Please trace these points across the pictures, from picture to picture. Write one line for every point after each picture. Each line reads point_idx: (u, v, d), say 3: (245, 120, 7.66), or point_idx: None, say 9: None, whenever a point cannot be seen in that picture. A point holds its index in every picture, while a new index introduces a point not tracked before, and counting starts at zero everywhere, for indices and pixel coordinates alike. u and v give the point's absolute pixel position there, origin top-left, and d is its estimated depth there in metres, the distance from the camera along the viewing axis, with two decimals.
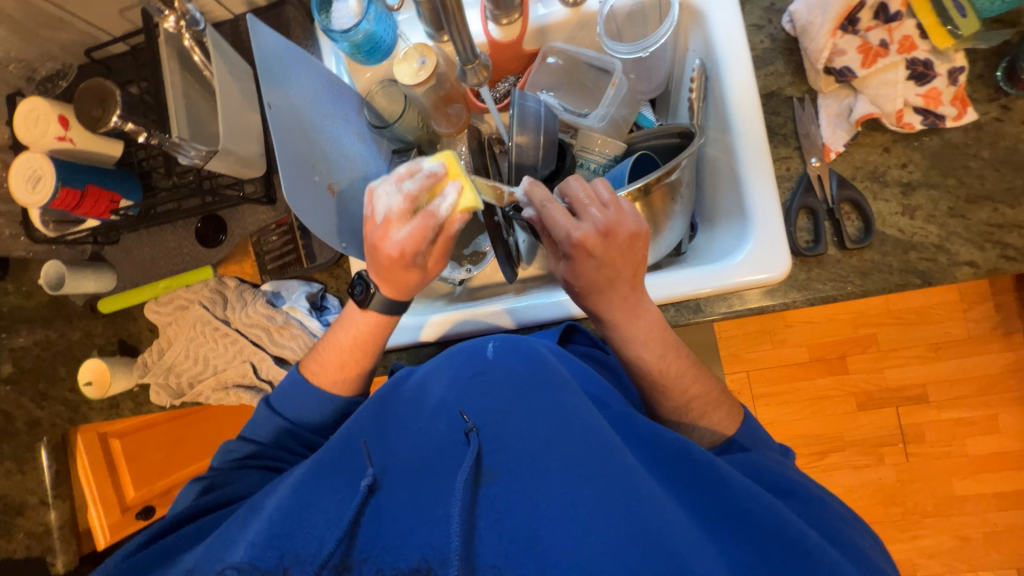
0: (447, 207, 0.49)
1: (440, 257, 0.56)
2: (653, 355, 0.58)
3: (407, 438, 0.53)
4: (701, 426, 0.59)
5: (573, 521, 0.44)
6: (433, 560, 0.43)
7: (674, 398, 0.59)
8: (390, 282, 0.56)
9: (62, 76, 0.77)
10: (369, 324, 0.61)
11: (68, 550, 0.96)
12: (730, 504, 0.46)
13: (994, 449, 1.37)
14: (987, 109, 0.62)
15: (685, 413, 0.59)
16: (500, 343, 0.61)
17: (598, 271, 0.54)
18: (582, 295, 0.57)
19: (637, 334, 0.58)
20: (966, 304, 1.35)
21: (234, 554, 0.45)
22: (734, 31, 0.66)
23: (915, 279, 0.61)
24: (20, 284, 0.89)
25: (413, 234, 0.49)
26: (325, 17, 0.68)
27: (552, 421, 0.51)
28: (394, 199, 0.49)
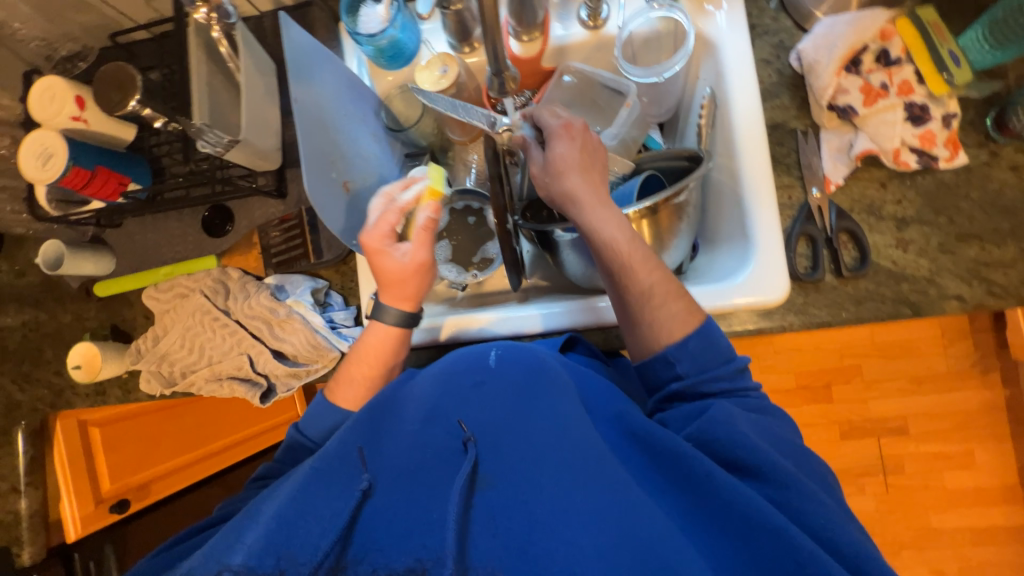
0: (409, 195, 0.63)
1: (422, 250, 0.63)
2: (624, 238, 0.57)
3: (400, 442, 0.52)
4: (664, 318, 0.56)
5: (566, 525, 0.44)
6: (428, 561, 0.44)
7: (639, 282, 0.57)
8: (387, 283, 0.65)
9: (82, 57, 0.77)
10: (379, 337, 0.66)
11: (36, 542, 0.89)
12: (718, 500, 0.45)
13: (971, 485, 1.40)
14: (977, 154, 0.65)
15: (650, 301, 0.57)
16: (503, 352, 0.60)
17: (573, 148, 0.61)
18: (556, 179, 0.60)
19: (607, 216, 0.59)
20: (948, 340, 1.39)
21: (233, 557, 0.45)
22: (745, 64, 0.69)
23: (906, 310, 0.64)
24: (13, 263, 0.87)
25: (382, 218, 0.63)
26: (353, 20, 0.70)
27: (548, 427, 0.51)
28: (375, 200, 0.65)
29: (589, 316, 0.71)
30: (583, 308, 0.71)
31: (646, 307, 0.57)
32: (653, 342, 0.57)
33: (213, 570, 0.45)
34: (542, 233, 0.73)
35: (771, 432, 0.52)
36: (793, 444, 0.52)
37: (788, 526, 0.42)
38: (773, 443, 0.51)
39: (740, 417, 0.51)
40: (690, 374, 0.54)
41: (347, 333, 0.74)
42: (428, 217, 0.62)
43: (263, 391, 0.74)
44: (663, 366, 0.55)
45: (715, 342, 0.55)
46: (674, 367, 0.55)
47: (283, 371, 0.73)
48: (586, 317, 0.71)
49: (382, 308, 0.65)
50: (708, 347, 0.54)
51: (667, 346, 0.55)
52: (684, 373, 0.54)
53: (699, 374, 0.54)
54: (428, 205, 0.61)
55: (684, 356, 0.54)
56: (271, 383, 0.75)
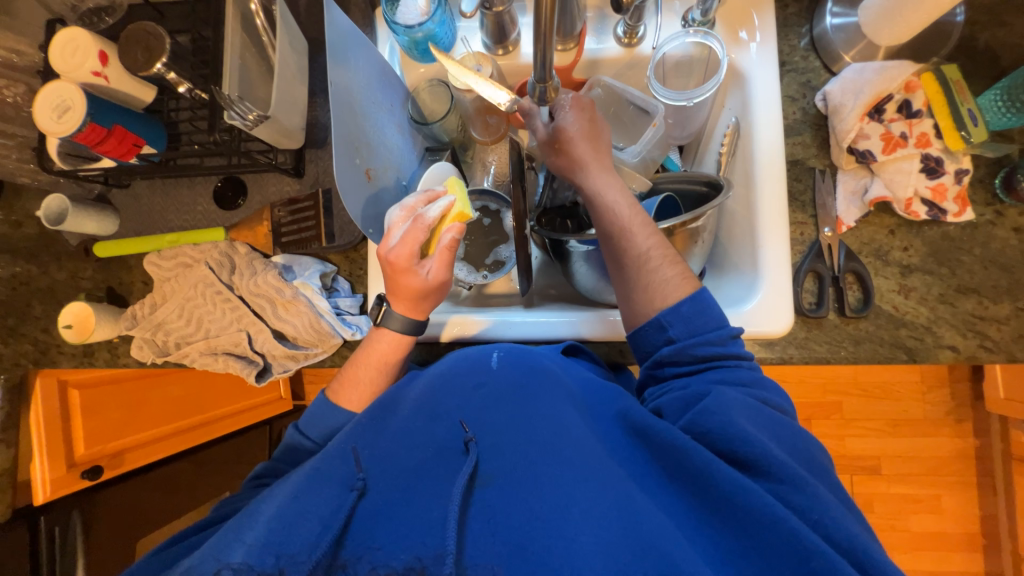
0: (435, 212, 0.60)
1: (443, 269, 0.61)
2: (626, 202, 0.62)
3: (399, 438, 0.53)
4: (658, 281, 0.59)
5: (566, 523, 0.44)
6: (426, 558, 0.44)
7: (637, 245, 0.60)
8: (400, 296, 0.63)
9: (109, 12, 0.75)
10: (388, 344, 0.66)
11: (3, 501, 0.87)
12: (718, 492, 0.45)
13: (935, 529, 1.44)
14: (983, 212, 0.68)
15: (646, 263, 0.59)
16: (504, 353, 0.61)
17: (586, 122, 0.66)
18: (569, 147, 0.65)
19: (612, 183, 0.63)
20: (927, 386, 1.43)
21: (233, 555, 0.44)
22: (772, 99, 0.71)
23: (903, 354, 0.66)
24: (9, 212, 0.84)
25: (407, 236, 0.59)
26: (391, 8, 0.70)
27: (547, 427, 0.52)
28: (396, 214, 0.63)
29: (604, 329, 0.71)
30: (597, 320, 0.71)
31: (643, 270, 0.60)
32: (646, 308, 0.59)
33: (211, 569, 0.44)
34: (556, 242, 0.72)
35: (775, 422, 0.51)
36: (798, 436, 0.52)
37: (787, 517, 0.42)
38: (776, 433, 0.50)
39: (742, 403, 0.50)
40: (681, 338, 0.57)
41: (351, 321, 0.73)
42: (452, 237, 0.60)
43: (259, 371, 0.73)
44: (655, 331, 0.58)
45: (709, 309, 0.57)
46: (666, 332, 0.57)
47: (282, 352, 0.72)
48: (600, 329, 0.71)
49: (389, 314, 0.65)
50: (700, 312, 0.57)
51: (660, 310, 0.58)
52: (675, 337, 0.57)
53: (691, 338, 0.56)
54: (452, 227, 0.60)
55: (677, 321, 0.57)
56: (268, 363, 0.74)
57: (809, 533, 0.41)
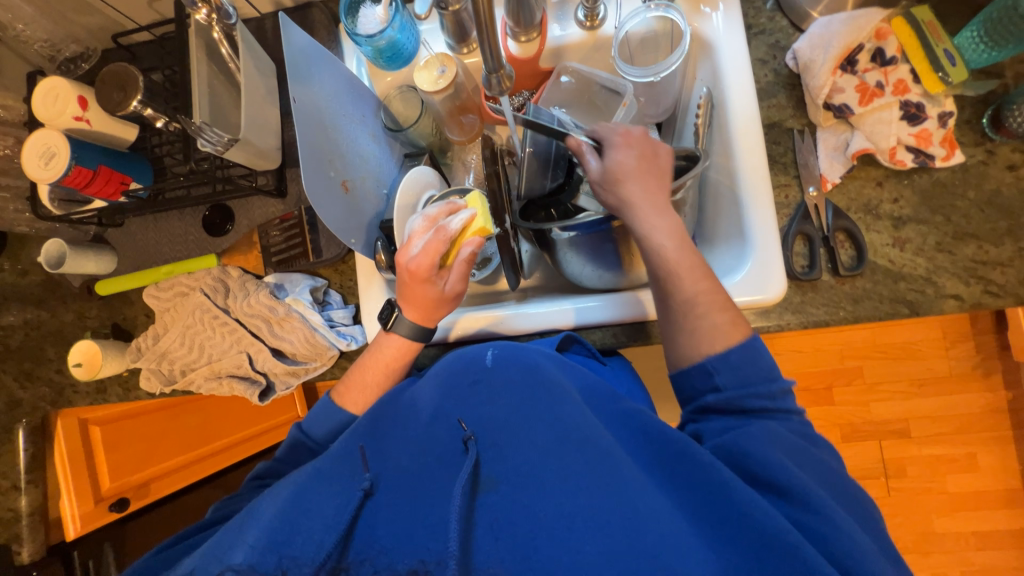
0: (457, 223, 0.61)
1: (459, 282, 0.64)
2: (672, 247, 0.57)
3: (403, 445, 0.53)
4: (705, 328, 0.54)
5: (569, 531, 0.44)
6: (429, 562, 0.45)
7: (683, 290, 0.56)
8: (413, 304, 0.64)
9: (85, 58, 0.78)
10: (396, 350, 0.66)
11: (36, 539, 0.91)
12: (731, 507, 0.44)
13: (974, 488, 1.39)
14: (974, 153, 0.65)
15: (693, 309, 0.55)
16: (499, 351, 0.60)
17: (633, 159, 0.61)
18: (610, 187, 0.61)
19: (659, 224, 0.58)
20: (949, 342, 1.38)
21: (234, 557, 0.46)
22: (741, 64, 0.69)
23: (904, 309, 0.64)
24: (16, 262, 0.88)
25: (428, 246, 0.60)
26: (352, 21, 0.70)
27: (553, 428, 0.51)
28: (418, 224, 0.64)
29: (601, 315, 0.71)
30: (592, 307, 0.71)
31: (688, 316, 0.56)
32: (689, 351, 0.55)
33: (214, 570, 0.46)
34: (540, 232, 0.72)
35: (814, 460, 0.48)
36: (837, 475, 0.49)
37: (800, 540, 0.41)
38: (812, 469, 0.47)
39: (779, 435, 0.48)
40: (728, 387, 0.52)
41: (345, 331, 0.74)
42: (471, 251, 0.62)
43: (262, 390, 0.74)
44: (700, 374, 0.53)
45: (759, 358, 0.52)
46: (712, 379, 0.53)
47: (282, 369, 0.73)
48: (594, 315, 0.71)
49: (399, 320, 0.66)
50: (750, 360, 0.52)
51: (705, 356, 0.53)
52: (722, 385, 0.52)
53: (740, 388, 0.51)
54: (473, 241, 0.61)
55: (724, 368, 0.52)
56: (270, 382, 0.75)
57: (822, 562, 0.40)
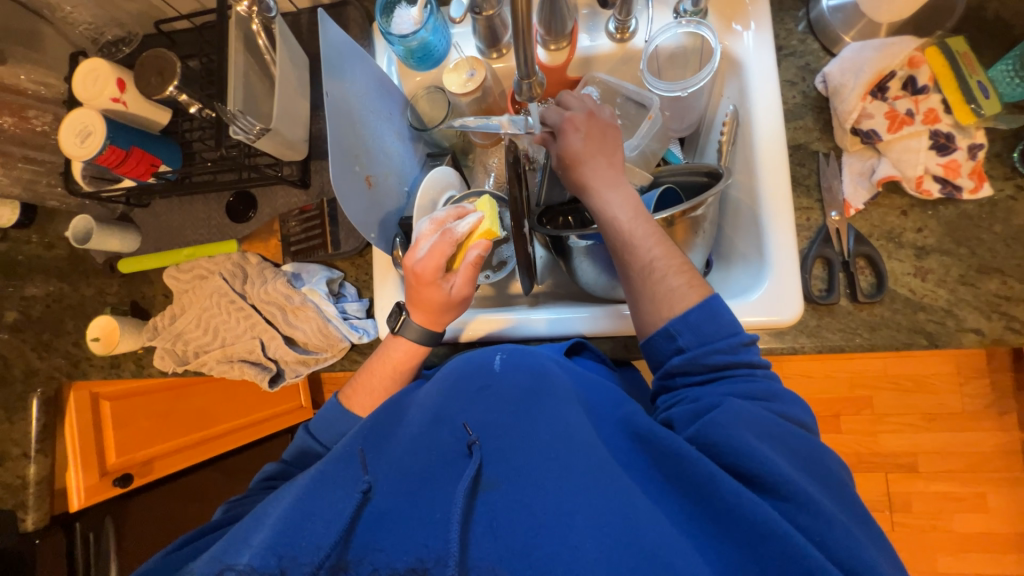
0: (464, 227, 0.61)
1: (466, 286, 0.63)
2: (627, 217, 0.60)
3: (404, 445, 0.53)
4: (665, 292, 0.56)
5: (568, 530, 0.44)
6: (428, 560, 0.45)
7: (640, 257, 0.58)
8: (421, 306, 0.64)
9: (126, 42, 0.81)
10: (403, 352, 0.67)
11: (41, 508, 0.92)
12: (721, 503, 0.44)
13: (982, 529, 1.35)
14: (1002, 187, 0.64)
15: (651, 274, 0.57)
16: (507, 356, 0.61)
17: (581, 142, 0.65)
18: (570, 171, 0.65)
19: (614, 198, 0.62)
20: (964, 377, 1.36)
21: (240, 556, 0.46)
22: (770, 85, 0.69)
23: (922, 340, 0.63)
24: (44, 235, 0.90)
25: (433, 250, 0.60)
26: (386, 20, 0.72)
27: (553, 431, 0.51)
28: (425, 226, 0.63)
29: (613, 324, 0.71)
30: (604, 315, 0.71)
31: (647, 281, 0.58)
32: (654, 318, 0.57)
33: (214, 570, 0.46)
34: (557, 239, 0.72)
35: (787, 431, 0.48)
36: (810, 445, 0.48)
37: (785, 532, 0.41)
38: (787, 444, 0.47)
39: (750, 414, 0.48)
40: (692, 346, 0.53)
41: (358, 324, 0.75)
42: (478, 254, 0.61)
43: (272, 376, 0.75)
44: (664, 339, 0.55)
45: (719, 315, 0.53)
46: (675, 340, 0.54)
47: (293, 357, 0.74)
48: (606, 324, 0.71)
49: (406, 324, 0.66)
50: (710, 318, 0.53)
51: (668, 319, 0.55)
52: (686, 346, 0.54)
53: (701, 346, 0.53)
54: (480, 243, 0.60)
55: (685, 329, 0.53)
56: (281, 369, 0.76)
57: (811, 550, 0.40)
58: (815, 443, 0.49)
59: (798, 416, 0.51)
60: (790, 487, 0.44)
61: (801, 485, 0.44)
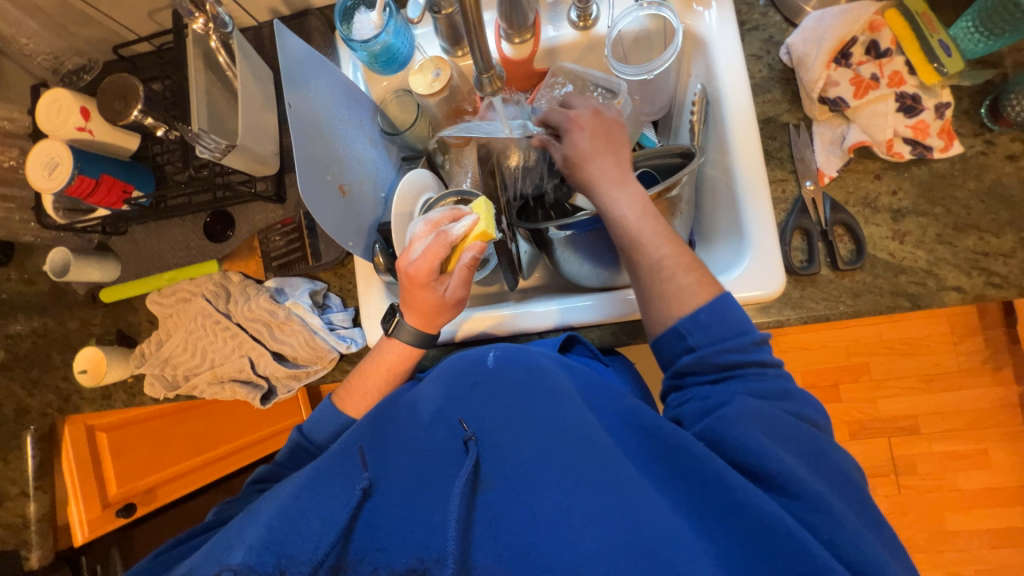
0: (459, 229, 0.61)
1: (460, 287, 0.63)
2: (634, 216, 0.58)
3: (404, 446, 0.53)
4: (673, 290, 0.54)
5: (566, 524, 0.44)
6: (428, 560, 0.45)
7: (648, 255, 0.56)
8: (415, 309, 0.64)
9: (88, 70, 0.80)
10: (397, 354, 0.66)
11: (43, 546, 0.92)
12: (727, 498, 0.43)
13: (986, 485, 1.37)
14: (973, 143, 0.65)
15: (659, 272, 0.55)
16: (500, 352, 0.60)
17: (587, 140, 0.63)
18: (575, 169, 0.64)
19: (621, 195, 0.60)
20: (957, 336, 1.36)
21: (233, 557, 0.46)
22: (735, 60, 0.69)
23: (905, 303, 0.63)
24: (23, 271, 0.89)
25: (427, 252, 0.61)
26: (347, 27, 0.71)
27: (552, 428, 0.51)
28: (420, 228, 0.64)
29: (600, 313, 0.71)
30: (591, 305, 0.71)
31: (656, 280, 0.55)
32: (663, 317, 0.54)
33: (213, 569, 0.46)
34: (537, 232, 0.72)
35: (795, 427, 0.47)
36: (826, 448, 0.47)
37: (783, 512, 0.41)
38: (798, 441, 0.46)
39: (759, 411, 0.47)
40: (702, 346, 0.51)
41: (345, 334, 0.75)
42: (472, 256, 0.61)
43: (264, 394, 0.75)
44: (674, 338, 0.53)
45: (729, 314, 0.51)
46: (685, 340, 0.52)
47: (282, 373, 0.74)
48: (594, 313, 0.71)
49: (401, 326, 0.66)
50: (720, 318, 0.51)
51: (677, 318, 0.53)
52: (696, 345, 0.51)
53: (712, 346, 0.50)
54: (474, 246, 0.61)
55: (695, 328, 0.51)
56: (272, 386, 0.75)
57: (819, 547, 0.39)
58: (829, 445, 0.48)
59: (798, 392, 0.51)
60: (793, 481, 0.43)
61: (810, 484, 0.43)
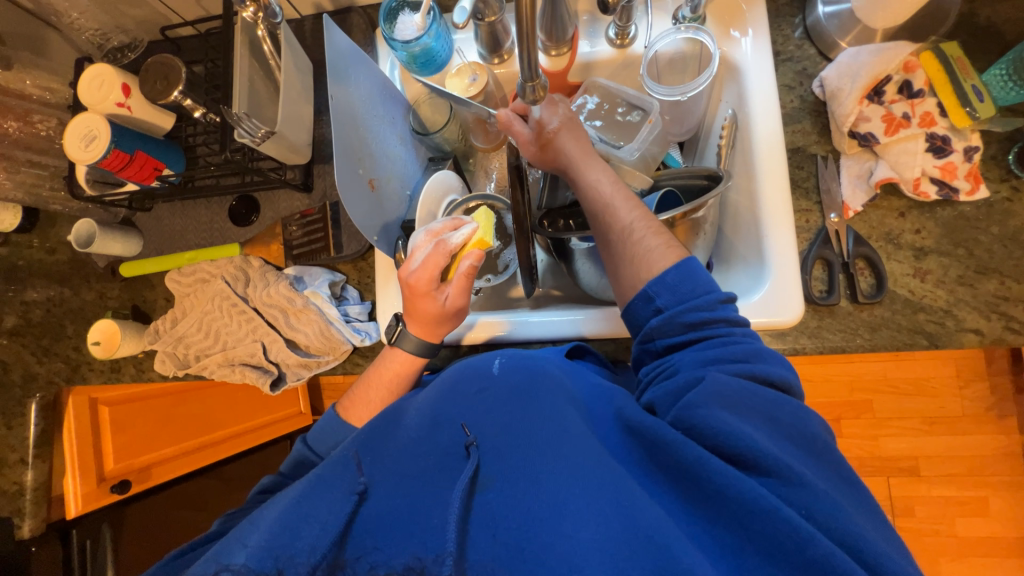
0: (457, 238, 0.61)
1: (460, 296, 0.63)
2: (606, 185, 0.64)
3: (404, 449, 0.54)
4: (643, 253, 0.57)
5: (562, 518, 0.44)
6: (425, 559, 0.45)
7: (620, 220, 0.61)
8: (418, 319, 0.65)
9: (132, 48, 0.81)
10: (399, 364, 0.67)
11: (38, 515, 0.91)
12: (711, 484, 0.43)
13: (984, 534, 1.35)
14: (998, 188, 0.65)
15: (630, 235, 0.59)
16: (506, 360, 0.62)
17: (560, 117, 0.67)
18: (549, 144, 0.68)
19: (592, 167, 0.65)
20: (963, 381, 1.36)
21: (232, 559, 0.46)
22: (768, 90, 0.70)
23: (922, 340, 0.63)
24: (45, 240, 0.90)
25: (428, 261, 0.61)
26: (389, 26, 0.73)
27: (544, 425, 0.51)
28: (421, 237, 0.64)
29: (614, 325, 0.71)
30: (605, 317, 0.71)
31: (627, 243, 0.59)
32: (634, 280, 0.58)
33: (211, 570, 0.46)
34: (559, 241, 0.73)
35: (764, 399, 0.48)
36: (794, 416, 0.48)
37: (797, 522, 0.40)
38: (770, 417, 0.47)
39: (730, 387, 0.47)
40: (670, 306, 0.54)
41: (360, 327, 0.75)
42: (470, 264, 0.61)
43: (273, 380, 0.75)
44: (643, 303, 0.56)
45: (696, 274, 0.54)
46: (654, 302, 0.55)
47: (294, 360, 0.74)
48: (607, 325, 0.71)
49: (402, 335, 0.67)
50: (687, 278, 0.54)
51: (646, 281, 0.56)
52: (663, 307, 0.54)
53: (679, 306, 0.53)
54: (473, 253, 0.61)
55: (663, 290, 0.54)
56: (282, 373, 0.76)
57: (803, 523, 0.40)
58: (798, 409, 0.49)
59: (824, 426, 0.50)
60: (774, 461, 0.43)
61: (792, 463, 0.43)
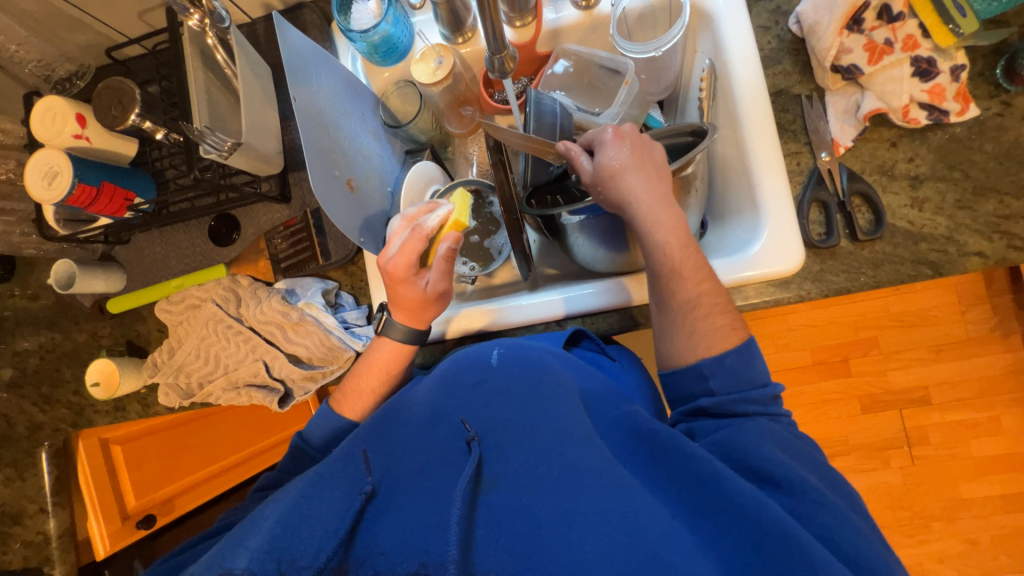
0: (434, 221, 0.60)
1: (441, 280, 0.62)
2: (675, 244, 0.57)
3: (405, 445, 0.53)
4: (704, 330, 0.55)
5: (568, 530, 0.44)
6: (430, 563, 0.44)
7: (686, 291, 0.56)
8: (399, 306, 0.63)
9: (80, 76, 0.78)
10: (389, 353, 0.65)
11: (67, 561, 0.90)
12: (726, 500, 0.44)
13: (999, 451, 1.37)
14: (988, 105, 0.64)
15: (692, 311, 0.56)
16: (504, 350, 0.59)
17: (627, 155, 0.58)
18: (611, 184, 0.58)
19: (661, 219, 0.57)
20: (965, 306, 1.36)
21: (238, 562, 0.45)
22: (743, 33, 0.68)
23: (927, 270, 0.62)
24: (26, 287, 0.88)
25: (405, 246, 0.59)
26: (344, 17, 0.70)
27: (550, 427, 0.50)
28: (397, 224, 0.62)
29: (613, 297, 0.69)
30: (602, 290, 0.69)
31: (687, 317, 0.56)
32: (685, 352, 0.56)
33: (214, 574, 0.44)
34: (548, 218, 0.71)
35: (804, 457, 0.49)
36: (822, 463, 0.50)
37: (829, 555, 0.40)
38: (802, 456, 0.49)
39: (775, 434, 0.50)
40: (721, 391, 0.53)
41: (361, 332, 0.74)
42: (448, 247, 0.59)
43: (280, 397, 0.74)
44: (694, 378, 0.54)
45: (753, 362, 0.54)
46: (706, 382, 0.54)
47: (299, 375, 0.73)
48: (607, 299, 0.69)
49: (389, 325, 0.65)
50: (743, 366, 0.54)
51: (701, 358, 0.54)
52: (716, 389, 0.53)
53: (732, 393, 0.53)
54: (449, 236, 0.59)
55: (719, 371, 0.53)
56: (288, 389, 0.74)
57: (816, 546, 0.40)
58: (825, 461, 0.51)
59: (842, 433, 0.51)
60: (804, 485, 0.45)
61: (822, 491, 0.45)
